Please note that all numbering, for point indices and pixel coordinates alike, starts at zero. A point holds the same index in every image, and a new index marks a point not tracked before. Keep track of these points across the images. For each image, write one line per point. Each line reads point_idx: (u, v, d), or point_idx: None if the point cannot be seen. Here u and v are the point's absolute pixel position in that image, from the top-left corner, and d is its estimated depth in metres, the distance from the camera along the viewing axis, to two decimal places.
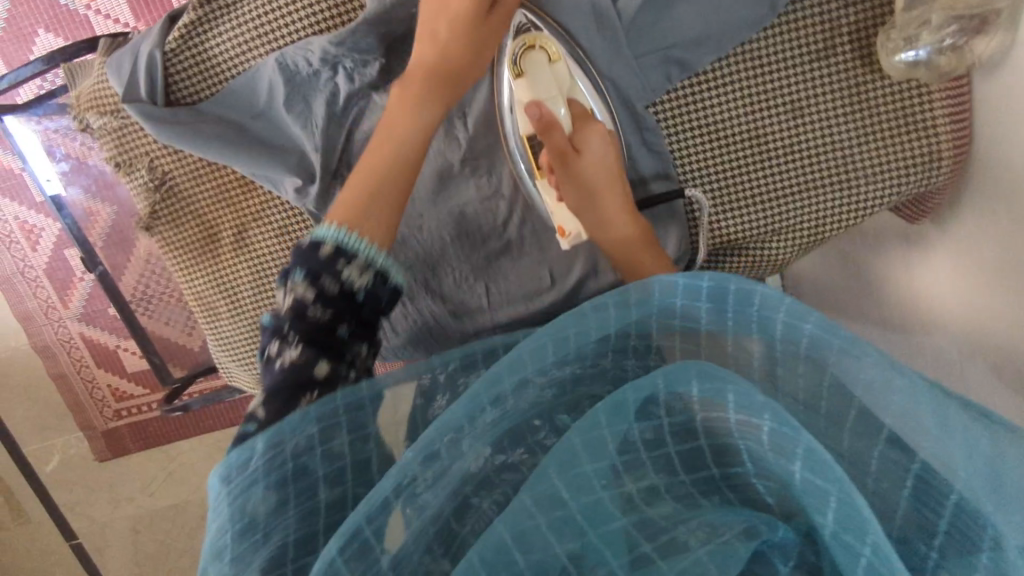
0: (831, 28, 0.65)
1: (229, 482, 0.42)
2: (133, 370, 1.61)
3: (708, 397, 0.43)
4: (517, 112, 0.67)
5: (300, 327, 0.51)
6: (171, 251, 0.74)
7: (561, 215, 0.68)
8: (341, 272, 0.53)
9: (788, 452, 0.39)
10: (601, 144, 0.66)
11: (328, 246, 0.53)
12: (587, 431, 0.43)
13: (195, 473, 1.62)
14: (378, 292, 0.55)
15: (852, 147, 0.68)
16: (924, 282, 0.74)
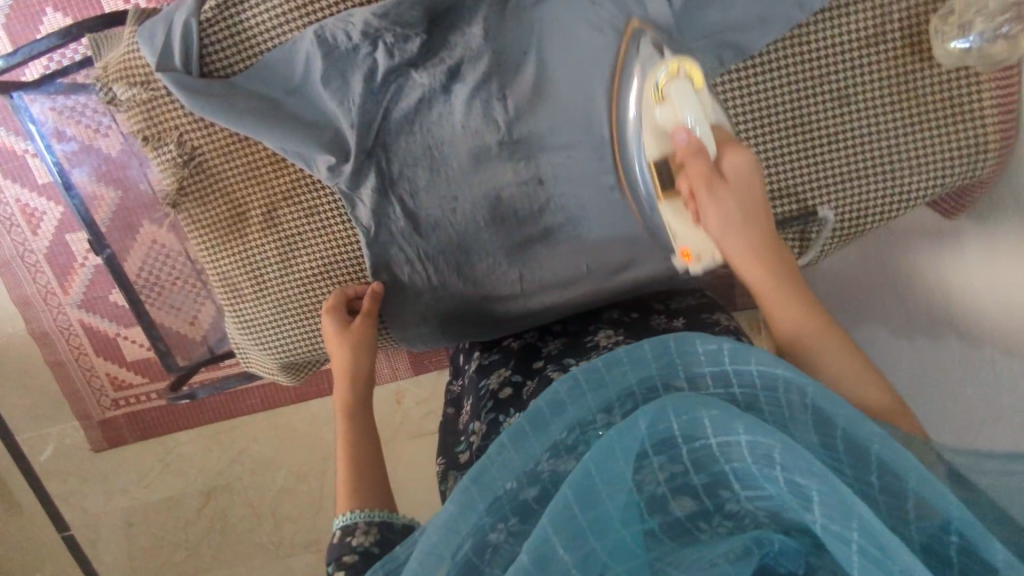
0: (884, 15, 0.64)
1: None
2: (132, 360, 1.57)
3: (689, 431, 0.42)
4: (648, 135, 0.59)
5: (353, 534, 0.58)
6: (196, 231, 0.72)
7: (690, 240, 0.59)
8: (352, 544, 0.57)
9: (766, 457, 0.39)
10: (748, 170, 0.55)
11: (338, 536, 0.59)
12: (580, 482, 0.40)
13: (193, 465, 1.58)
14: (388, 539, 0.59)
15: (896, 135, 0.67)
16: (949, 274, 0.73)
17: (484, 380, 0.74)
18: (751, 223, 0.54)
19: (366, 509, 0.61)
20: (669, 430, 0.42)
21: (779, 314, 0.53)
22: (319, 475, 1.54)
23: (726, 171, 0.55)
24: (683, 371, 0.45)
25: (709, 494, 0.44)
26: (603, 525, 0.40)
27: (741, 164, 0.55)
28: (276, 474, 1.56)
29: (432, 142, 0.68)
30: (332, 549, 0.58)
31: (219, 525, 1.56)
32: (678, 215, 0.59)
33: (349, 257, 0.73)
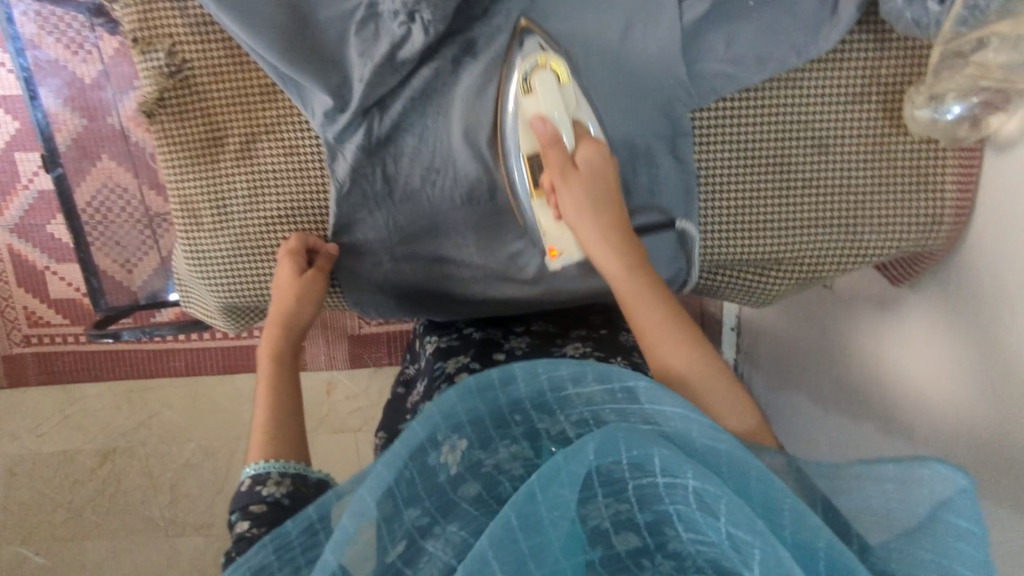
0: (873, 74, 0.67)
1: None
2: (54, 297, 1.48)
3: (637, 464, 0.41)
4: (518, 129, 0.65)
5: (257, 489, 0.56)
6: (164, 146, 0.69)
7: (558, 236, 0.66)
8: (261, 493, 0.55)
9: (712, 509, 0.39)
10: (598, 161, 0.63)
11: (247, 484, 0.56)
12: (523, 505, 0.39)
13: (96, 421, 1.48)
14: (299, 491, 0.57)
15: (861, 193, 0.71)
16: (895, 356, 0.77)
17: (442, 362, 0.75)
18: (598, 216, 0.62)
19: (281, 460, 0.58)
20: (615, 463, 0.41)
21: (665, 355, 0.57)
22: (230, 455, 1.45)
23: (579, 163, 0.63)
24: (589, 404, 0.47)
25: (651, 531, 0.43)
26: (542, 551, 0.39)
27: (594, 157, 0.63)
28: (185, 446, 1.46)
29: (429, 110, 0.68)
30: (238, 496, 0.56)
31: (110, 491, 1.46)
32: (545, 212, 0.66)
33: (317, 208, 0.71)
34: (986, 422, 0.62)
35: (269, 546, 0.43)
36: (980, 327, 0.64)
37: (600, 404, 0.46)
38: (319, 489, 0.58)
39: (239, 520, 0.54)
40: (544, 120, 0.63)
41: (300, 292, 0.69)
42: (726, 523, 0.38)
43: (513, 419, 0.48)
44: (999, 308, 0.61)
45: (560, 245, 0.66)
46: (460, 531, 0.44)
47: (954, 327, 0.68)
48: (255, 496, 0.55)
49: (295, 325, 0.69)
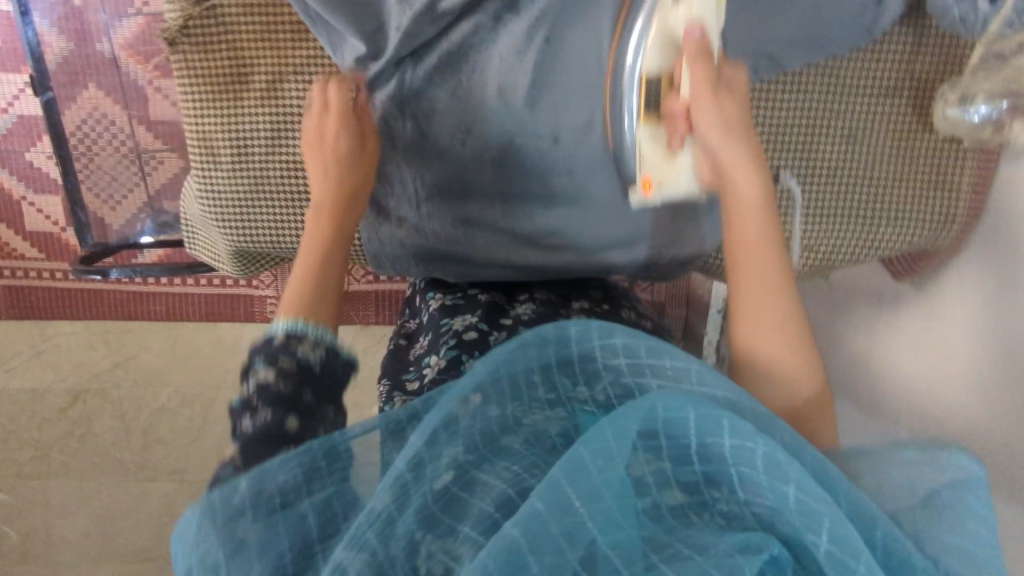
0: (908, 69, 0.69)
1: (236, 498, 0.41)
2: (31, 230, 1.42)
3: (704, 428, 0.41)
4: (652, 44, 0.58)
5: (285, 356, 0.54)
6: (182, 74, 0.66)
7: (654, 168, 0.61)
8: (297, 352, 0.55)
9: (781, 474, 0.39)
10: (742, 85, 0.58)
11: (278, 337, 0.55)
12: (590, 437, 0.40)
13: (69, 360, 1.44)
14: (333, 364, 0.56)
15: (881, 186, 0.73)
16: (896, 347, 0.79)
17: (448, 320, 0.74)
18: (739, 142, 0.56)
19: (310, 322, 0.57)
20: (682, 420, 0.41)
21: (802, 387, 0.54)
22: (207, 404, 1.43)
23: (730, 83, 0.58)
24: (642, 371, 0.46)
25: (704, 486, 0.42)
26: (595, 493, 0.39)
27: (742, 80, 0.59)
28: (161, 391, 1.44)
29: (463, 66, 0.67)
30: (265, 347, 0.55)
31: (81, 431, 1.43)
32: (656, 142, 0.60)
33: None
34: (977, 419, 0.64)
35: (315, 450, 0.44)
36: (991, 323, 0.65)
37: (641, 374, 0.45)
38: (346, 367, 0.58)
39: (258, 375, 0.53)
40: (702, 29, 0.55)
41: (325, 152, 0.64)
42: (795, 486, 0.38)
43: (552, 377, 0.48)
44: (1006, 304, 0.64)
45: (665, 177, 0.61)
46: (511, 467, 0.43)
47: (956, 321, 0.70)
48: (278, 361, 0.54)
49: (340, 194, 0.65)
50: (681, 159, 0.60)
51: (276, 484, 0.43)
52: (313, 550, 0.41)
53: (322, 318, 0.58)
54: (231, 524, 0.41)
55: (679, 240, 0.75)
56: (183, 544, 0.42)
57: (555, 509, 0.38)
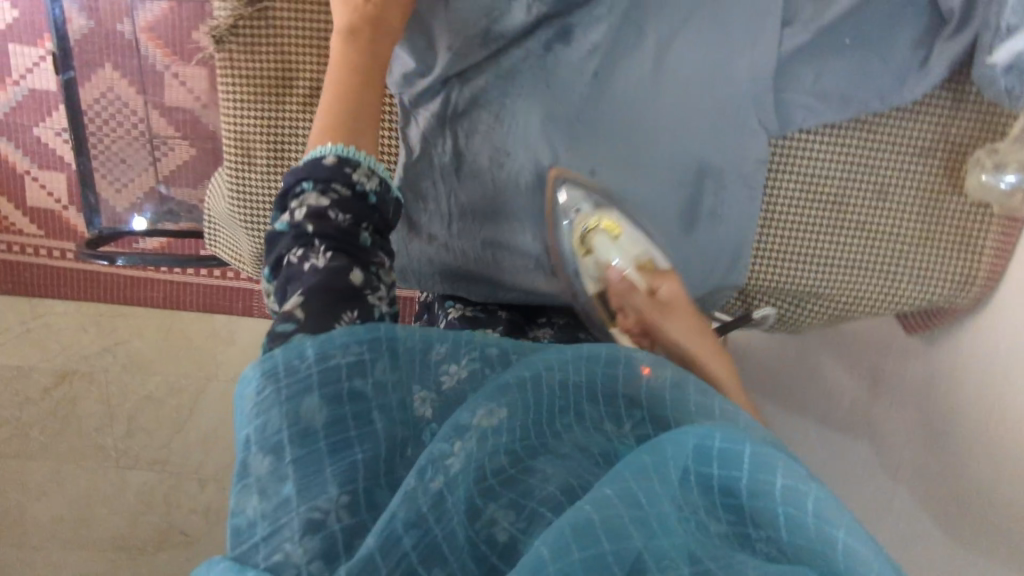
0: (942, 133, 0.70)
1: (284, 385, 0.43)
2: (31, 205, 1.39)
3: (754, 463, 0.43)
4: (586, 275, 0.75)
5: (334, 192, 0.52)
6: (228, 76, 0.67)
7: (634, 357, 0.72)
8: (350, 179, 0.53)
9: (831, 518, 0.40)
10: (678, 292, 0.71)
11: (330, 160, 0.53)
12: (653, 449, 0.44)
13: (57, 341, 1.41)
14: (386, 200, 0.55)
15: (908, 244, 0.73)
16: (897, 399, 0.80)
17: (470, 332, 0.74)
18: (672, 320, 0.70)
19: (356, 151, 0.54)
20: (733, 451, 0.43)
21: None
22: (193, 400, 1.39)
23: (661, 298, 0.71)
24: (680, 408, 0.48)
25: (746, 521, 0.44)
26: (655, 496, 0.42)
27: (674, 292, 0.71)
28: (149, 380, 1.40)
29: (511, 90, 0.69)
30: (312, 169, 0.53)
31: (64, 413, 1.40)
32: (624, 340, 0.73)
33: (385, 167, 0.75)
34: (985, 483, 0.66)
35: (343, 362, 0.44)
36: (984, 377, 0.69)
37: (683, 408, 0.48)
38: (396, 210, 0.56)
39: (305, 206, 0.51)
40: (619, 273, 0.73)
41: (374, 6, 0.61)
42: (844, 531, 0.40)
43: (586, 391, 0.51)
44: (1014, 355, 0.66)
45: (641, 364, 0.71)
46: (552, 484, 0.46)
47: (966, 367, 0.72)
48: (329, 190, 0.52)
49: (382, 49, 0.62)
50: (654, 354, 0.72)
51: (339, 362, 0.44)
52: (379, 481, 0.44)
53: (364, 147, 0.56)
54: (297, 402, 0.43)
55: (701, 277, 0.76)
56: (242, 408, 0.43)
57: (625, 501, 0.41)
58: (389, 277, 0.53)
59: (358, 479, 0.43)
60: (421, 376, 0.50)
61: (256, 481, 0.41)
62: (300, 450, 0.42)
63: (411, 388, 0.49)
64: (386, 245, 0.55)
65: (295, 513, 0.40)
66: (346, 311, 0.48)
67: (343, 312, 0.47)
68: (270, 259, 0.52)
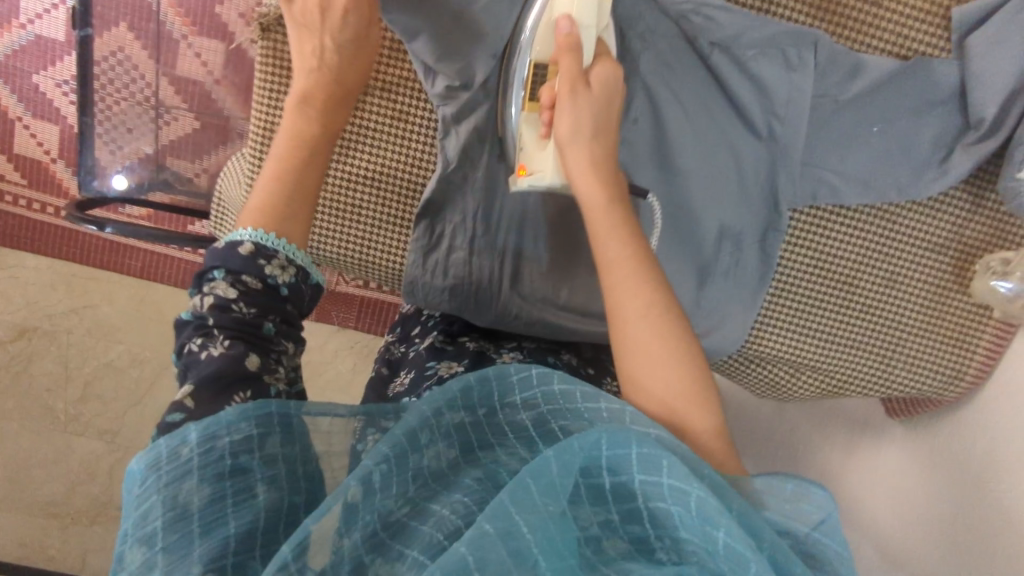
0: (957, 234, 0.72)
1: (159, 472, 0.40)
2: (17, 153, 1.33)
3: (644, 464, 0.40)
4: (542, 20, 0.62)
5: (241, 286, 0.52)
6: (269, 65, 0.68)
7: (537, 156, 0.62)
8: (262, 270, 0.53)
9: (712, 516, 0.37)
10: (611, 88, 0.60)
11: (247, 249, 0.53)
12: (535, 465, 0.39)
13: (23, 294, 1.35)
14: (300, 289, 0.55)
15: (904, 333, 0.75)
16: (870, 481, 0.81)
17: (434, 362, 0.69)
18: (598, 147, 0.58)
19: (274, 236, 0.54)
20: (625, 455, 0.40)
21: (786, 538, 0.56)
22: (160, 368, 1.33)
23: (592, 81, 0.59)
24: (572, 415, 0.45)
25: (633, 525, 0.41)
26: (542, 531, 0.37)
27: (607, 78, 0.59)
28: (112, 347, 1.34)
29: None
30: (223, 254, 0.53)
31: (17, 370, 1.33)
32: (532, 126, 0.63)
33: (412, 182, 0.72)
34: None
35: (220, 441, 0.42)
36: (948, 472, 0.72)
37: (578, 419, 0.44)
38: (314, 296, 0.57)
39: (207, 295, 0.51)
40: (570, 23, 0.59)
41: (325, 67, 0.62)
42: (726, 531, 0.37)
43: (503, 421, 0.48)
44: (993, 457, 0.66)
45: (538, 163, 0.62)
46: (463, 499, 0.42)
47: (926, 452, 0.76)
48: (236, 283, 0.52)
49: (337, 113, 0.63)
50: (549, 147, 0.61)
51: (225, 443, 0.42)
52: (253, 552, 0.39)
53: (289, 232, 0.56)
54: (176, 484, 0.40)
55: (720, 327, 0.75)
56: (127, 501, 0.40)
57: (501, 535, 0.36)
58: (286, 372, 0.53)
59: (228, 553, 0.39)
60: (374, 418, 0.46)
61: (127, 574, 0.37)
62: (172, 534, 0.38)
63: (363, 429, 0.46)
64: (294, 335, 0.55)
65: None
66: (237, 392, 0.47)
67: (235, 394, 0.47)
68: (175, 345, 0.52)
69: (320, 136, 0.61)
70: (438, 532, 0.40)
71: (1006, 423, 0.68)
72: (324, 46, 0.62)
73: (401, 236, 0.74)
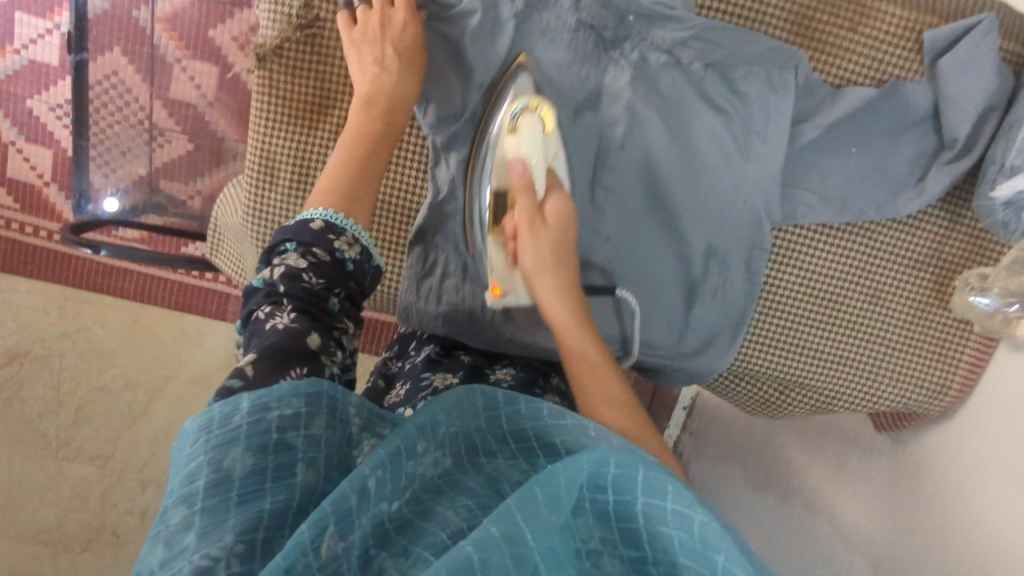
0: (937, 251, 0.74)
1: (209, 434, 0.40)
2: (11, 177, 1.34)
3: (649, 489, 0.40)
4: (495, 162, 0.67)
5: (312, 257, 0.51)
6: (265, 94, 0.69)
7: (507, 280, 0.66)
8: (331, 244, 0.52)
9: (715, 543, 0.37)
10: (565, 214, 0.63)
11: (318, 224, 0.52)
12: (542, 476, 0.40)
13: (16, 319, 1.35)
14: (365, 268, 0.54)
15: (890, 349, 0.77)
16: (846, 489, 0.82)
17: (430, 373, 0.69)
18: (560, 270, 0.61)
19: (346, 217, 0.54)
20: (631, 474, 0.40)
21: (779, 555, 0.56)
22: (154, 391, 1.33)
23: (547, 214, 0.62)
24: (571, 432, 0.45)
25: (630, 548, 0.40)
26: (545, 539, 0.37)
27: (561, 209, 0.63)
28: (106, 370, 1.33)
29: None
30: (294, 229, 0.52)
31: (9, 394, 1.32)
32: (499, 253, 0.67)
33: (406, 210, 0.74)
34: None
35: (272, 413, 0.42)
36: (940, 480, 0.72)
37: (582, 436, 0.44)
38: (375, 278, 0.55)
39: (276, 264, 0.51)
40: (522, 160, 0.62)
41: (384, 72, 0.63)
42: (726, 556, 0.37)
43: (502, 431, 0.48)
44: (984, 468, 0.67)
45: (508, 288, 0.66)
46: (467, 503, 0.42)
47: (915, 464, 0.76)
48: (308, 253, 0.51)
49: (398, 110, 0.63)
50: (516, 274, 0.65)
51: (275, 417, 0.42)
52: (283, 529, 0.39)
53: (357, 215, 0.55)
54: (222, 450, 0.40)
55: (708, 343, 0.77)
56: (175, 461, 0.41)
57: (505, 539, 0.36)
58: (344, 352, 0.51)
59: (260, 527, 0.38)
60: (371, 424, 0.48)
61: (163, 531, 0.37)
62: (211, 498, 0.38)
63: (359, 434, 0.47)
64: (354, 316, 0.53)
65: (185, 562, 0.35)
66: (295, 366, 0.46)
67: (292, 368, 0.46)
68: (241, 311, 0.51)
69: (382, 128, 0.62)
70: (443, 531, 0.40)
71: (994, 433, 0.69)
72: (385, 56, 0.64)
73: (396, 261, 0.76)
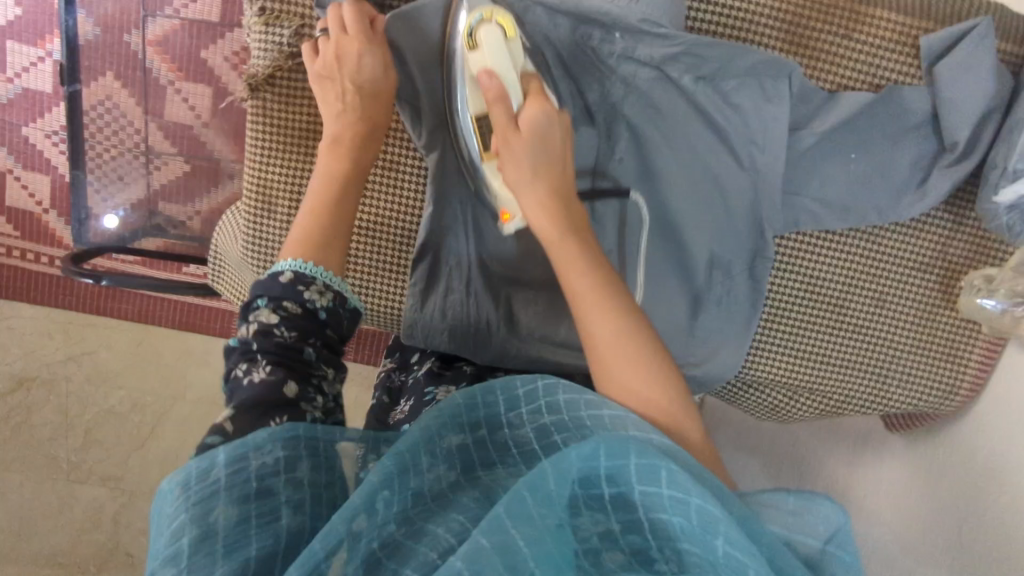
0: (942, 253, 0.74)
1: (188, 489, 0.40)
2: (11, 205, 1.34)
3: (643, 473, 0.40)
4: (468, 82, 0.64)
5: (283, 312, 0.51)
6: (259, 123, 0.69)
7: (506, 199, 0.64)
8: (302, 296, 0.52)
9: (713, 523, 0.37)
10: (543, 121, 0.60)
11: (286, 277, 0.53)
12: (532, 477, 0.39)
13: (21, 345, 1.35)
14: (339, 314, 0.54)
15: (899, 353, 0.77)
16: (865, 488, 0.82)
17: (432, 388, 0.70)
18: (540, 186, 0.59)
19: (316, 265, 0.55)
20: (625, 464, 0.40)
21: None
22: (160, 411, 1.33)
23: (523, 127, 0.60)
24: (573, 427, 0.45)
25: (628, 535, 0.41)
26: (536, 539, 0.37)
27: (534, 115, 0.60)
28: (112, 393, 1.34)
29: None
30: (265, 285, 0.53)
31: (18, 420, 1.33)
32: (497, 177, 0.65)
33: (407, 230, 0.74)
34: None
35: (249, 460, 0.42)
36: (954, 476, 0.72)
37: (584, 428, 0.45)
38: (354, 319, 0.55)
39: (246, 322, 0.51)
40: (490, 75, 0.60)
41: (346, 108, 0.64)
42: (724, 539, 0.37)
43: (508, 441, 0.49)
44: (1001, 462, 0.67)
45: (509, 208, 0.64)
46: (461, 518, 0.41)
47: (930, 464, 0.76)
48: (279, 309, 0.51)
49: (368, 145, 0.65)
50: None
51: (253, 465, 0.42)
52: (274, 564, 0.39)
53: (329, 263, 0.56)
54: (206, 504, 0.40)
55: (715, 354, 0.75)
56: (155, 523, 0.40)
57: (497, 550, 0.36)
58: (325, 400, 0.51)
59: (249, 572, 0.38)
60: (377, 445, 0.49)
61: None
62: (198, 554, 0.38)
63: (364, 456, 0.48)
64: (335, 361, 0.53)
65: None
66: (275, 418, 0.47)
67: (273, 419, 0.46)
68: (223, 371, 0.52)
69: (354, 163, 0.63)
70: (432, 551, 0.39)
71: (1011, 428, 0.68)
72: (346, 90, 0.64)
73: (397, 286, 0.75)
